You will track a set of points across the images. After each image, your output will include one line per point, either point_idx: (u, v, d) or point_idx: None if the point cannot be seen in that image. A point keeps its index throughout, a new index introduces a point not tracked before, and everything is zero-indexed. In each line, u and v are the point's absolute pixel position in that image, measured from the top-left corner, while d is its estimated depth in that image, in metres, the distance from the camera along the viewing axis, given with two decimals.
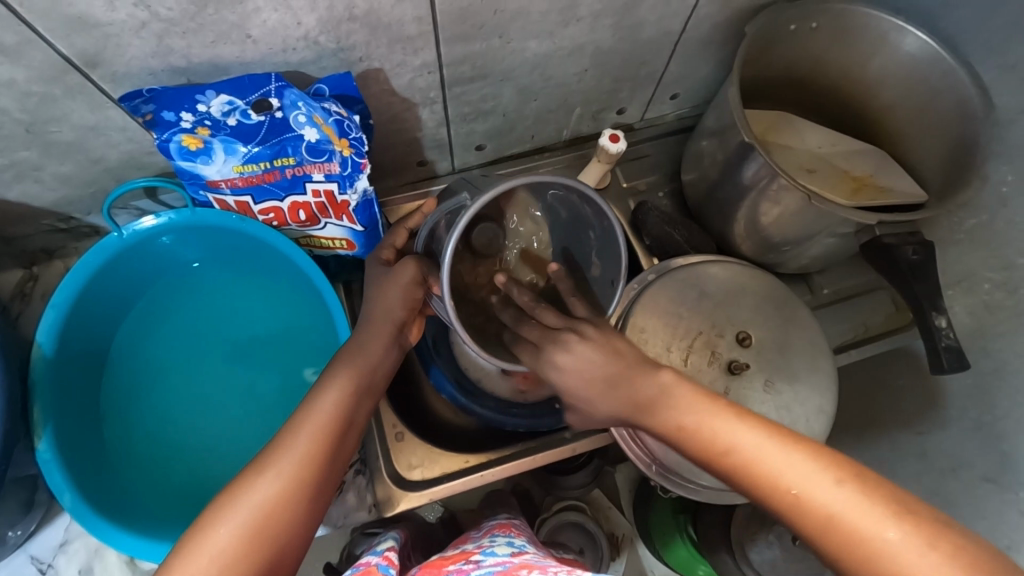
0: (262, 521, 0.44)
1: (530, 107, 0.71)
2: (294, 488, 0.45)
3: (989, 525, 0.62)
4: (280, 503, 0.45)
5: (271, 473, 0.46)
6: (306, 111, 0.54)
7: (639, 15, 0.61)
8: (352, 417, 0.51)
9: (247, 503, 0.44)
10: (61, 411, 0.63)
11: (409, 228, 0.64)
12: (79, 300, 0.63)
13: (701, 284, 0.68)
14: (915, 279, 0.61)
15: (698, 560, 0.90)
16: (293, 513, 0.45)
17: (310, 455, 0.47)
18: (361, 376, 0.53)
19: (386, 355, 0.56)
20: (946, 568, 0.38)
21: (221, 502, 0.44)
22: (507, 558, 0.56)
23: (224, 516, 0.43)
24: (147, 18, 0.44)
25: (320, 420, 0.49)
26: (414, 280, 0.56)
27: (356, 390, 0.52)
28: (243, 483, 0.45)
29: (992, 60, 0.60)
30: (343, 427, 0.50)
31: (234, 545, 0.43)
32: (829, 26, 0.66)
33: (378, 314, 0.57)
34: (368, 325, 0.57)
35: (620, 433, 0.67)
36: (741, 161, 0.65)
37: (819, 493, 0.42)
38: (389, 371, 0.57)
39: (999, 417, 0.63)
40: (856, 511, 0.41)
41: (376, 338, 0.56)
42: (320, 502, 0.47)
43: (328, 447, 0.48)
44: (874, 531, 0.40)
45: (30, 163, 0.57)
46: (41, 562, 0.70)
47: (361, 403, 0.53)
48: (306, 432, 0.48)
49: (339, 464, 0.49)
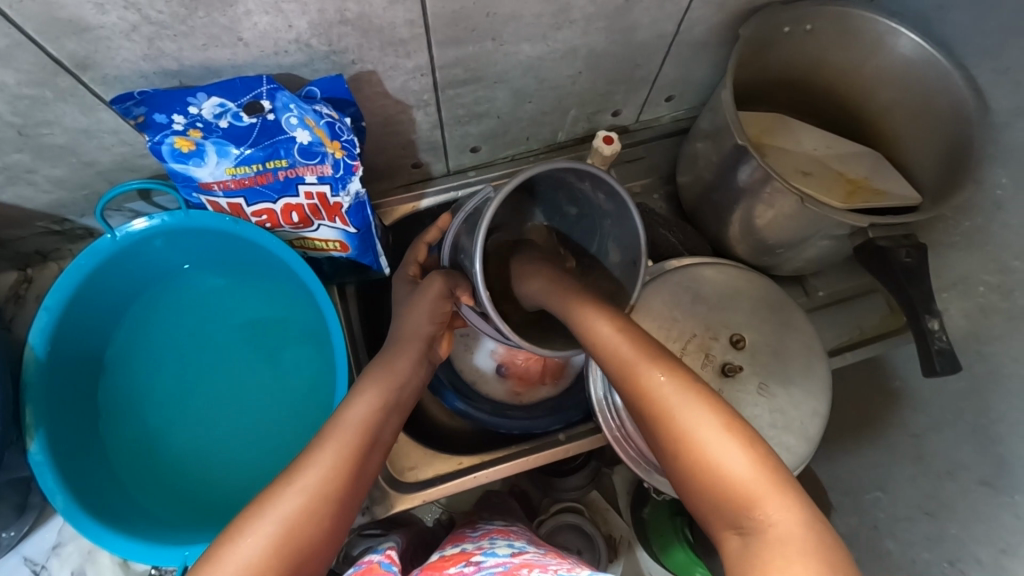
0: (289, 535, 0.43)
1: (524, 109, 0.71)
2: (321, 501, 0.45)
3: (986, 528, 0.62)
4: (306, 515, 0.44)
5: (297, 486, 0.45)
6: (297, 114, 0.54)
7: (632, 18, 0.61)
8: (378, 434, 0.52)
9: (275, 515, 0.43)
10: (52, 415, 0.63)
11: (428, 242, 0.67)
12: (72, 302, 0.63)
13: (696, 287, 0.68)
14: (910, 284, 0.61)
15: (696, 563, 0.89)
16: (320, 529, 0.44)
17: (337, 470, 0.47)
18: (387, 394, 0.54)
19: (414, 373, 0.58)
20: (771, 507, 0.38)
21: (251, 513, 0.44)
22: (508, 559, 0.56)
23: (252, 528, 0.42)
24: (137, 21, 0.44)
25: (347, 434, 0.50)
26: (442, 293, 0.59)
27: (385, 405, 0.53)
28: (272, 496, 0.44)
29: (985, 63, 0.60)
30: (370, 442, 0.50)
31: (259, 558, 0.41)
32: (824, 28, 0.66)
33: (410, 331, 0.60)
34: (397, 341, 0.59)
35: (614, 434, 0.66)
36: (735, 163, 0.64)
37: (717, 451, 0.41)
38: (418, 387, 0.58)
39: (995, 420, 0.62)
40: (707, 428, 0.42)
41: (404, 358, 0.58)
42: (344, 523, 0.46)
43: (356, 461, 0.48)
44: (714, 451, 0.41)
45: (23, 166, 0.57)
46: (34, 564, 0.70)
47: (388, 420, 0.53)
48: (334, 446, 0.48)
49: (365, 481, 0.49)
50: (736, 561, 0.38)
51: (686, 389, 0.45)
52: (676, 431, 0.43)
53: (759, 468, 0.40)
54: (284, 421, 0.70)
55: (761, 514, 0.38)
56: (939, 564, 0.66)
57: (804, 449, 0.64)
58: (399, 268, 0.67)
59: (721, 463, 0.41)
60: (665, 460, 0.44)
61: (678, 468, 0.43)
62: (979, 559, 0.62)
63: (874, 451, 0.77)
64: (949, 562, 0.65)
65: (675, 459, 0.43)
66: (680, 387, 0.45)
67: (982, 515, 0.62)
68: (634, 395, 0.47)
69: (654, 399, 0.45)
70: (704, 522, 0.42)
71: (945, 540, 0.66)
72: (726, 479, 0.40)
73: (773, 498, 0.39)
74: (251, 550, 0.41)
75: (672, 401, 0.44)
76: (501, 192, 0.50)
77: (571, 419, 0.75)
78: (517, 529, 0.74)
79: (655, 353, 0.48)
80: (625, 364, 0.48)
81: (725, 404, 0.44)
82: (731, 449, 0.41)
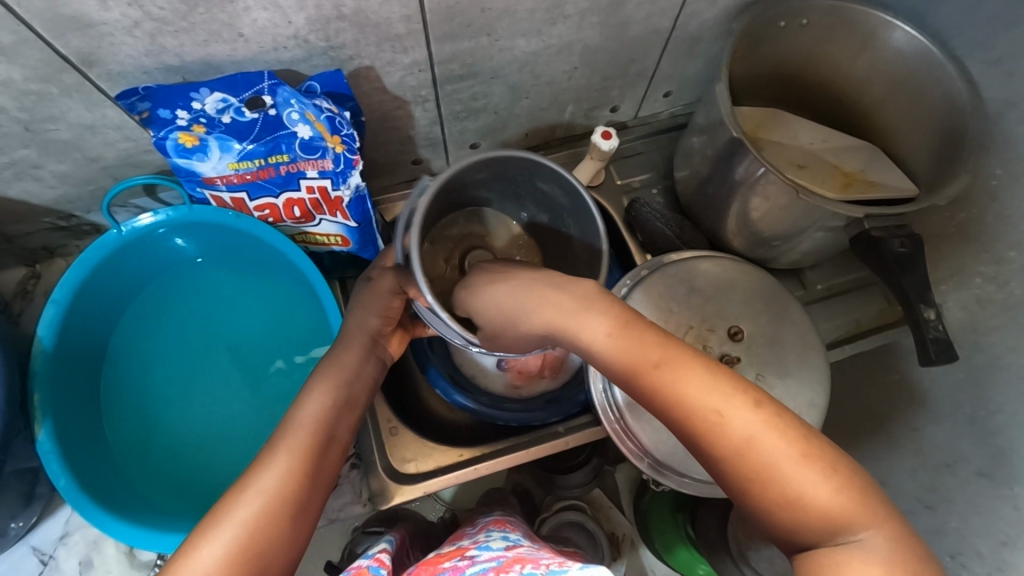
0: (246, 542, 0.43)
1: (521, 105, 0.72)
2: (276, 505, 0.45)
3: (984, 520, 0.62)
4: (262, 521, 0.44)
5: (251, 493, 0.45)
6: (298, 109, 0.55)
7: (627, 13, 0.61)
8: (333, 431, 0.52)
9: (231, 523, 0.43)
10: (61, 405, 0.64)
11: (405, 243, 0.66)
12: (78, 297, 0.64)
13: (692, 279, 0.69)
14: (901, 270, 0.61)
15: (698, 559, 0.91)
16: (280, 532, 0.44)
17: (291, 472, 0.47)
18: (338, 388, 0.54)
19: (363, 365, 0.58)
20: (862, 531, 0.36)
21: (205, 524, 0.44)
22: (502, 552, 0.56)
23: (206, 539, 0.43)
24: (139, 18, 0.45)
25: (301, 433, 0.50)
26: (391, 289, 0.60)
27: (337, 401, 0.54)
28: (226, 503, 0.45)
29: (978, 55, 0.61)
30: (323, 441, 0.51)
31: (217, 566, 0.41)
32: (817, 22, 0.66)
33: (355, 329, 0.59)
34: (343, 339, 0.59)
35: (614, 428, 0.66)
36: (730, 157, 0.65)
37: (795, 481, 0.37)
38: (371, 381, 0.59)
39: (993, 412, 0.62)
40: (770, 440, 0.38)
41: (350, 351, 0.58)
42: (305, 523, 0.47)
43: (312, 461, 0.48)
44: (786, 473, 0.37)
45: (30, 162, 0.58)
46: (42, 554, 0.72)
47: (343, 415, 0.54)
48: (287, 449, 0.48)
49: (325, 480, 0.49)
50: None
51: (731, 395, 0.40)
52: (748, 468, 0.38)
53: (842, 490, 0.37)
54: (282, 411, 0.71)
55: (855, 548, 0.36)
56: (940, 558, 0.66)
57: None
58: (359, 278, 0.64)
59: (800, 493, 0.37)
60: (738, 492, 0.39)
61: (750, 500, 0.39)
62: (980, 553, 0.62)
63: (875, 445, 0.77)
64: (950, 556, 0.65)
65: (742, 483, 0.39)
66: (741, 409, 0.39)
67: (982, 507, 0.62)
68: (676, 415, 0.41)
69: (720, 435, 0.39)
70: (781, 544, 0.39)
71: (946, 534, 0.66)
72: (816, 514, 0.36)
73: (864, 520, 0.36)
74: (207, 560, 0.42)
75: (724, 419, 0.39)
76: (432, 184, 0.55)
77: (570, 412, 0.76)
78: (516, 521, 0.75)
79: (693, 363, 0.41)
80: (672, 399, 0.41)
81: (779, 407, 0.40)
82: (814, 479, 0.37)
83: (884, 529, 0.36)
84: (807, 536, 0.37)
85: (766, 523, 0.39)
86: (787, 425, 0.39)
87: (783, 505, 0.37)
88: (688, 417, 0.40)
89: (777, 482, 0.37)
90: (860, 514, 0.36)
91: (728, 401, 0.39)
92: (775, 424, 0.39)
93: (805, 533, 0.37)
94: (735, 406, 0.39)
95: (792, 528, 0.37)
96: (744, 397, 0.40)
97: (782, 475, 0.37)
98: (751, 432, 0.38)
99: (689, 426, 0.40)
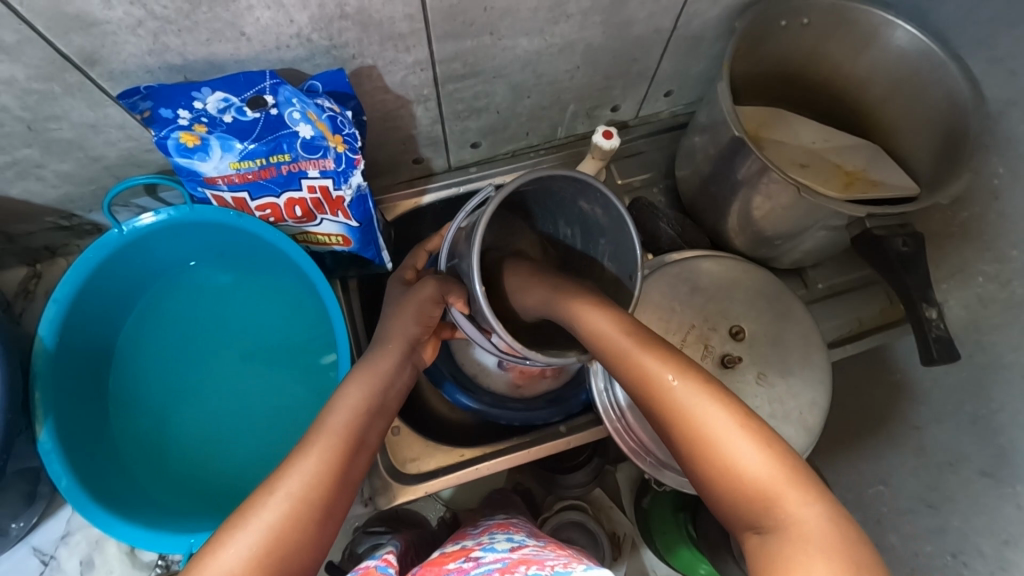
0: (271, 543, 0.42)
1: (523, 104, 0.72)
2: (303, 510, 0.45)
3: (987, 519, 0.61)
4: (288, 524, 0.44)
5: (278, 496, 0.45)
6: (300, 108, 0.55)
7: (629, 12, 0.61)
8: (362, 438, 0.51)
9: (258, 524, 0.43)
10: (62, 404, 0.64)
11: (428, 250, 0.68)
12: (80, 296, 0.64)
13: (694, 279, 0.69)
14: (905, 270, 0.62)
15: (699, 559, 0.90)
16: (306, 535, 0.44)
17: (319, 477, 0.47)
18: (369, 395, 0.54)
19: (397, 374, 0.58)
20: (789, 498, 0.37)
21: (231, 525, 0.44)
22: (506, 554, 0.56)
23: (231, 539, 0.42)
24: (142, 16, 0.45)
25: (330, 439, 0.50)
26: (432, 297, 0.58)
27: (369, 409, 0.53)
28: (253, 505, 0.45)
29: (980, 53, 0.61)
30: (353, 446, 0.50)
31: (241, 567, 0.41)
32: (819, 21, 0.66)
33: (395, 334, 0.60)
34: (382, 344, 0.60)
35: (616, 427, 0.67)
36: (732, 156, 0.65)
37: (731, 447, 0.40)
38: (402, 391, 0.59)
39: (996, 410, 0.62)
40: (713, 410, 0.42)
41: (387, 357, 0.58)
42: (330, 529, 0.46)
43: (339, 467, 0.48)
44: (725, 440, 0.40)
45: (32, 161, 0.58)
46: (43, 554, 0.72)
47: (373, 424, 0.53)
48: (316, 454, 0.48)
49: (350, 487, 0.49)
50: (757, 561, 0.37)
51: (687, 372, 0.45)
52: (690, 432, 0.42)
53: (777, 461, 0.39)
54: (285, 412, 0.71)
55: (780, 513, 0.37)
56: (943, 557, 0.66)
57: (804, 439, 0.64)
58: (396, 271, 0.68)
59: (735, 458, 0.39)
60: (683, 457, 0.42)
61: (693, 465, 0.41)
62: (982, 551, 0.62)
63: (877, 444, 0.77)
64: (952, 555, 0.65)
65: (686, 448, 0.42)
66: (696, 384, 0.44)
67: (985, 506, 0.62)
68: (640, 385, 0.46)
69: (670, 402, 0.44)
70: (722, 516, 0.41)
71: (949, 532, 0.66)
72: (746, 479, 0.39)
73: (795, 493, 0.37)
74: (232, 561, 0.41)
75: (677, 389, 0.44)
76: (497, 197, 0.49)
77: (571, 412, 0.76)
78: (518, 521, 0.75)
79: (662, 350, 0.47)
80: (636, 366, 0.46)
81: (733, 393, 0.43)
82: (749, 447, 0.40)
83: (814, 502, 0.37)
84: (738, 500, 0.39)
85: (705, 488, 0.41)
86: (734, 405, 0.42)
87: (719, 467, 0.40)
88: (647, 385, 0.45)
89: (715, 446, 0.40)
90: (791, 485, 0.38)
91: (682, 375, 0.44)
92: (720, 399, 0.43)
93: (737, 497, 0.39)
94: (687, 380, 0.44)
95: (727, 492, 0.39)
96: (699, 376, 0.44)
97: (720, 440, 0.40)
98: (697, 401, 0.43)
99: (647, 393, 0.45)
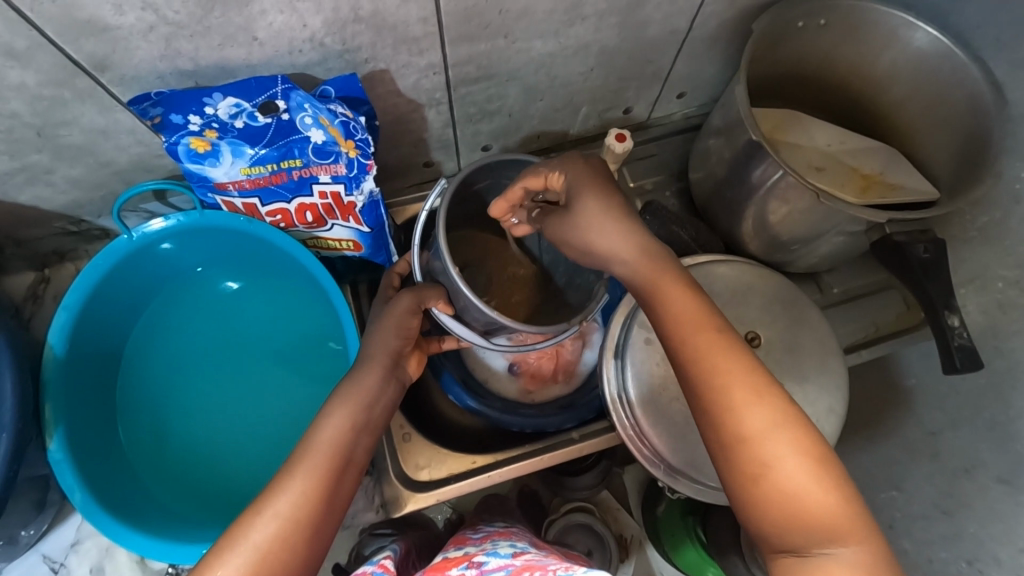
0: (257, 565, 0.42)
1: (536, 107, 0.71)
2: (291, 531, 0.44)
3: (1003, 528, 0.60)
4: (276, 547, 0.43)
5: (266, 517, 0.44)
6: (312, 113, 0.54)
7: (645, 13, 0.60)
8: (350, 455, 0.50)
9: (244, 546, 0.43)
10: (75, 412, 0.65)
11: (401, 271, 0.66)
12: (88, 305, 0.64)
13: (710, 283, 0.68)
14: (927, 277, 0.61)
15: (707, 562, 0.89)
16: (294, 557, 0.43)
17: (308, 496, 0.45)
18: (357, 412, 0.52)
19: (383, 388, 0.55)
20: (840, 530, 0.38)
21: (223, 544, 0.43)
22: (510, 560, 0.55)
23: (221, 560, 0.42)
24: (154, 21, 0.44)
25: (320, 456, 0.48)
26: (409, 309, 0.58)
27: (357, 424, 0.51)
28: (241, 525, 0.44)
29: (1002, 54, 0.59)
30: (340, 465, 0.49)
31: None
32: (837, 23, 0.65)
33: (377, 350, 0.57)
34: (365, 359, 0.57)
35: (628, 432, 0.65)
36: (748, 160, 0.64)
37: (796, 481, 0.39)
38: (390, 405, 0.56)
39: (1013, 417, 0.61)
40: (779, 437, 0.40)
41: (372, 370, 0.55)
42: (318, 548, 0.45)
43: (328, 486, 0.47)
44: (777, 458, 0.40)
45: (41, 166, 0.57)
46: (53, 561, 0.72)
47: (362, 439, 0.51)
48: (305, 472, 0.47)
49: (339, 506, 0.47)
50: None
51: (755, 383, 0.42)
52: (747, 452, 0.40)
53: (840, 501, 0.38)
54: (294, 418, 0.70)
55: (796, 503, 0.38)
56: (957, 564, 0.65)
57: None
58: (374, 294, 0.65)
59: (796, 488, 0.39)
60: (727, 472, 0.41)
61: (740, 484, 0.40)
62: (998, 559, 0.60)
63: (890, 448, 0.77)
64: (967, 561, 0.64)
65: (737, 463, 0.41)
66: (762, 401, 0.41)
67: (1000, 514, 0.61)
68: (701, 385, 0.43)
69: (733, 416, 0.41)
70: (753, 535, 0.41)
71: (964, 539, 0.65)
72: (804, 512, 0.38)
73: (852, 539, 0.38)
74: None
75: (739, 399, 0.41)
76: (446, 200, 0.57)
77: (584, 418, 0.75)
78: (519, 531, 0.73)
79: (739, 350, 0.44)
80: (708, 365, 0.43)
81: (809, 424, 0.41)
82: (808, 477, 0.39)
83: (869, 548, 0.37)
84: (787, 527, 0.38)
85: (749, 508, 0.40)
86: (798, 428, 0.41)
87: (740, 439, 0.41)
88: (708, 388, 0.42)
89: (771, 469, 0.39)
90: (849, 528, 0.38)
91: (753, 389, 0.42)
92: (784, 420, 0.41)
93: (786, 525, 0.39)
94: (757, 397, 0.41)
95: (772, 517, 0.39)
96: (768, 392, 0.42)
97: (779, 464, 0.39)
98: (765, 424, 0.40)
99: (705, 397, 0.43)
